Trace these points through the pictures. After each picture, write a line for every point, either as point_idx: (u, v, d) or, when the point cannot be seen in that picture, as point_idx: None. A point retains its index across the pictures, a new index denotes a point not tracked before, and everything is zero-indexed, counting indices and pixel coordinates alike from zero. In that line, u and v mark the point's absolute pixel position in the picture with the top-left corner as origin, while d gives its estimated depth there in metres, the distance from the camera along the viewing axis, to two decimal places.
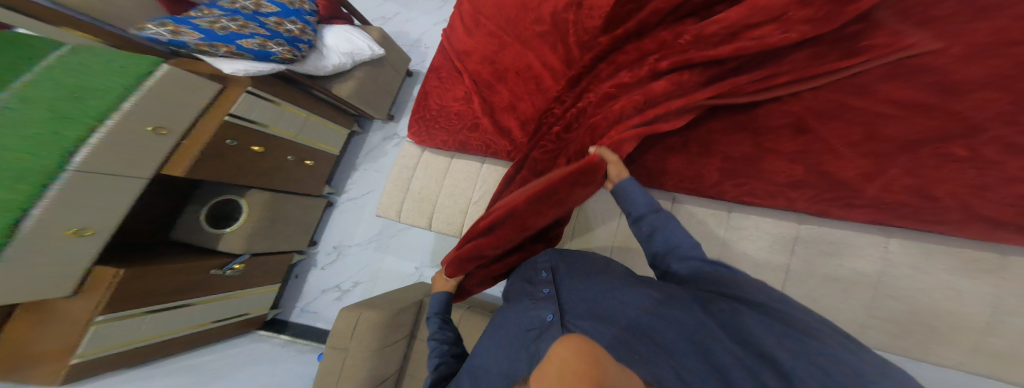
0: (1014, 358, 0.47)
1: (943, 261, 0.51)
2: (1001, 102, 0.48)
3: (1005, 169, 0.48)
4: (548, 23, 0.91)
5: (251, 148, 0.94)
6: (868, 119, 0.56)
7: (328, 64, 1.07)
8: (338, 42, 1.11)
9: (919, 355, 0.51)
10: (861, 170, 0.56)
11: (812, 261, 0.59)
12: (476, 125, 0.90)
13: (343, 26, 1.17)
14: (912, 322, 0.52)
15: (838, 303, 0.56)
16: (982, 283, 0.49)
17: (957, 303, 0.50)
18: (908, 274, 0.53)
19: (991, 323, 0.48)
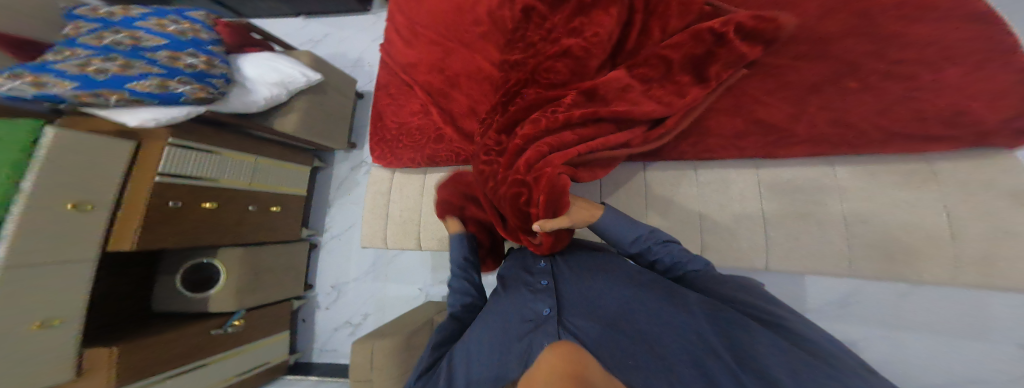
0: (993, 260, 0.52)
1: (885, 178, 0.60)
2: (865, 43, 0.62)
3: (891, 90, 0.59)
4: (488, 24, 0.94)
5: (203, 205, 0.88)
6: (779, 70, 0.66)
7: (258, 98, 1.00)
8: (261, 72, 1.03)
9: (908, 274, 0.57)
10: (786, 112, 0.65)
11: (782, 202, 0.66)
12: (440, 135, 0.89)
13: (264, 54, 1.10)
14: (889, 243, 0.58)
15: (818, 237, 0.63)
16: (929, 192, 0.57)
17: (920, 215, 0.56)
18: (866, 198, 0.60)
19: (954, 227, 0.55)
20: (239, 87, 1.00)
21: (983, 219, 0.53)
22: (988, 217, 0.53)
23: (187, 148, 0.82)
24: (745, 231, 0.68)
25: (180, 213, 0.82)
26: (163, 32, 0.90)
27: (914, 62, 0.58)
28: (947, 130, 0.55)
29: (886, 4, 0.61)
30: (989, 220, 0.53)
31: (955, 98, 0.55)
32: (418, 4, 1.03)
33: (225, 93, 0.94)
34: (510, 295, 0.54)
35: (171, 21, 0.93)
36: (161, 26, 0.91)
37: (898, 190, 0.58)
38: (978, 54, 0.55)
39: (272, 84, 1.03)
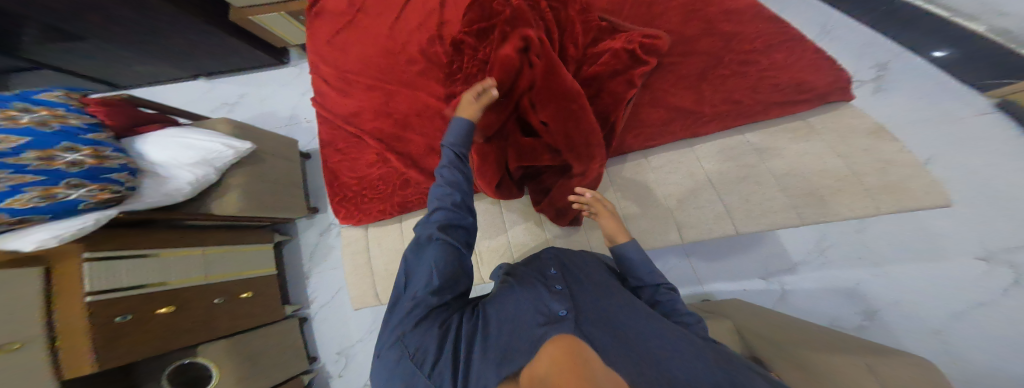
0: (893, 184, 0.70)
1: (781, 134, 0.82)
2: (717, 41, 0.88)
3: (750, 72, 0.84)
4: (422, 61, 0.99)
5: (159, 311, 0.83)
6: (671, 67, 0.89)
7: (182, 183, 0.88)
8: (173, 154, 0.90)
9: (845, 209, 0.72)
10: (691, 98, 0.86)
11: (724, 168, 0.84)
12: (406, 180, 0.92)
13: (167, 131, 0.95)
14: (804, 184, 0.77)
15: (763, 194, 0.79)
16: (813, 140, 0.79)
17: (816, 158, 0.78)
18: (777, 153, 0.81)
19: (846, 164, 0.75)
20: (153, 178, 0.87)
21: (858, 153, 0.75)
22: (861, 151, 0.75)
23: (110, 256, 0.74)
24: (706, 201, 0.84)
25: (132, 325, 0.76)
26: (14, 125, 0.68)
27: (752, 52, 0.86)
28: (797, 94, 0.80)
29: (717, 16, 0.91)
30: (862, 153, 0.75)
31: (790, 73, 0.82)
32: (344, 53, 1.03)
33: (136, 188, 0.83)
34: (528, 291, 0.59)
35: (21, 110, 0.71)
36: (9, 119, 0.68)
37: (794, 143, 0.80)
38: (784, 41, 0.86)
39: (192, 164, 0.90)
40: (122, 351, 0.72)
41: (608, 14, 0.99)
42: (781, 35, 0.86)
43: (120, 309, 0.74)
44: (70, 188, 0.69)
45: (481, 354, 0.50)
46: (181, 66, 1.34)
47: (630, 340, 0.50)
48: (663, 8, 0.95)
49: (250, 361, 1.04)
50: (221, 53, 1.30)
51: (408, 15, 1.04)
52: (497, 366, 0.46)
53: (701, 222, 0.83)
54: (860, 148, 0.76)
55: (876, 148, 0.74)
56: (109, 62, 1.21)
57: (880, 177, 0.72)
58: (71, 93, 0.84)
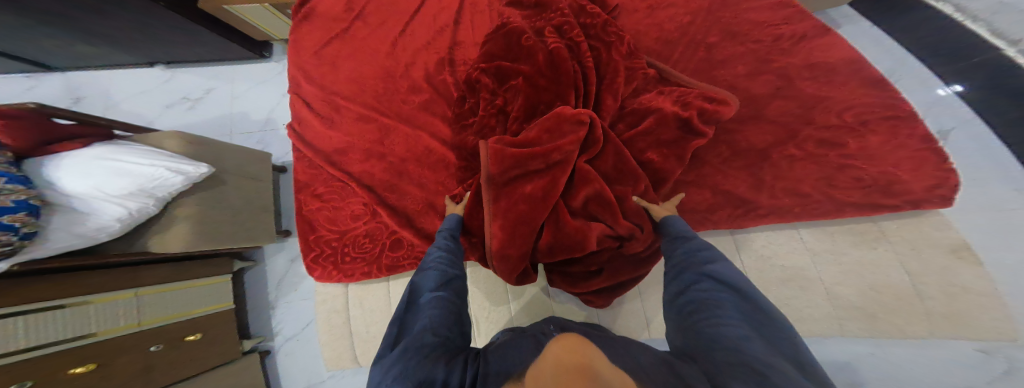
0: (967, 317, 0.59)
1: (841, 236, 0.68)
2: (792, 107, 0.72)
3: (831, 156, 0.67)
4: (428, 91, 0.82)
5: (78, 370, 0.66)
6: (728, 136, 0.73)
7: (107, 219, 0.71)
8: (95, 182, 0.71)
9: (898, 334, 0.60)
10: (748, 183, 0.69)
11: (766, 268, 0.70)
12: (398, 239, 0.76)
13: (95, 149, 0.76)
14: (863, 302, 0.64)
15: (806, 301, 0.66)
16: (881, 250, 0.66)
17: (883, 273, 0.65)
18: (832, 257, 0.68)
19: (915, 286, 0.62)
20: (67, 213, 0.70)
21: (928, 273, 0.63)
22: (933, 272, 0.63)
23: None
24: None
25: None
26: None
27: (838, 128, 0.69)
28: (888, 198, 0.63)
29: (799, 71, 0.74)
30: (933, 274, 0.63)
31: (884, 166, 0.65)
32: (332, 70, 0.84)
33: (42, 232, 0.65)
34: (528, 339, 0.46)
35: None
36: None
37: (859, 249, 0.67)
38: (884, 118, 0.68)
39: (124, 196, 0.72)
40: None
41: (653, 54, 0.81)
42: (882, 110, 0.69)
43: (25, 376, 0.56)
44: None
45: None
46: (129, 51, 1.11)
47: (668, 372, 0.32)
48: (727, 54, 0.78)
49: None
50: (179, 39, 1.06)
51: (415, 30, 0.85)
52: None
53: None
54: (935, 266, 0.63)
55: (951, 270, 0.62)
56: (31, 39, 0.97)
57: (950, 301, 0.60)
58: None
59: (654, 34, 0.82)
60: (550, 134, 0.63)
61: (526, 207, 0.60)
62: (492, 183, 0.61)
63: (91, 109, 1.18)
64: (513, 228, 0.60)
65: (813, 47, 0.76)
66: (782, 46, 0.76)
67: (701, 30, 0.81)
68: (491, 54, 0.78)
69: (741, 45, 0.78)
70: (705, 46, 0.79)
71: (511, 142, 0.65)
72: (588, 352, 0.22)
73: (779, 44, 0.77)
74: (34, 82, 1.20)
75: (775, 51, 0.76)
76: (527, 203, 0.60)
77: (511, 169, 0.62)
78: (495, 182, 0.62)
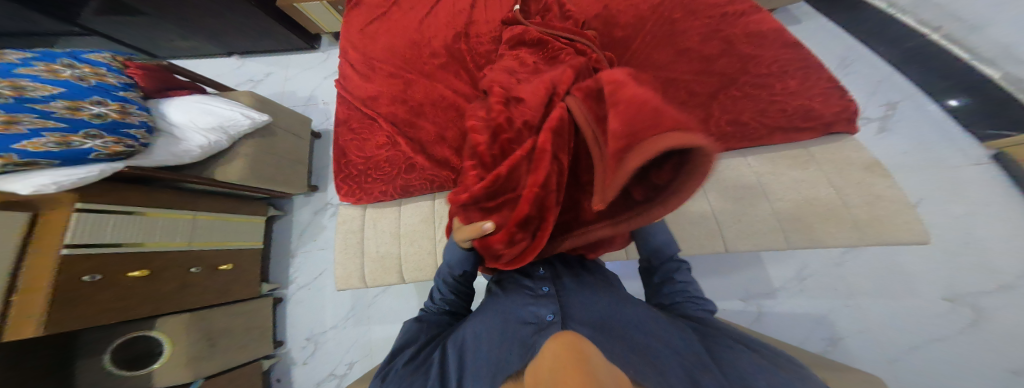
0: (883, 222, 0.69)
1: (782, 161, 0.79)
2: (734, 62, 0.87)
3: (762, 95, 0.81)
4: (445, 56, 1.02)
5: (130, 274, 0.82)
6: (686, 84, 0.88)
7: (192, 146, 0.89)
8: (192, 117, 0.92)
9: (824, 237, 0.72)
10: (698, 117, 0.83)
11: (718, 190, 0.82)
12: (411, 164, 0.90)
13: (193, 96, 0.98)
14: (797, 213, 0.75)
15: (751, 216, 0.78)
16: (813, 170, 0.77)
17: (813, 189, 0.75)
18: (773, 178, 0.79)
19: (838, 197, 0.73)
20: (164, 139, 0.88)
21: (851, 186, 0.73)
22: (854, 185, 0.73)
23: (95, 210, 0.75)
24: (699, 218, 0.81)
25: (97, 287, 0.74)
26: (56, 78, 0.74)
27: (767, 75, 0.83)
28: (804, 123, 0.78)
29: (740, 38, 0.91)
30: (856, 187, 0.73)
31: (801, 100, 0.79)
32: (373, 41, 1.07)
33: (148, 145, 0.83)
34: (512, 297, 0.58)
35: (64, 65, 0.77)
36: (52, 72, 0.74)
37: (793, 171, 0.78)
38: (800, 68, 0.83)
39: (207, 129, 0.92)
40: (86, 314, 0.71)
41: (628, 29, 0.99)
42: (797, 61, 0.84)
43: (89, 268, 0.73)
44: (86, 138, 0.71)
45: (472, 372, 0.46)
46: (213, 41, 1.40)
47: (648, 354, 0.42)
48: (686, 27, 0.96)
49: (208, 341, 0.99)
50: (254, 32, 1.35)
51: (438, 11, 1.07)
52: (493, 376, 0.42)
53: (694, 239, 0.81)
54: (854, 181, 0.73)
55: (868, 183, 0.72)
56: (148, 28, 1.27)
57: (868, 210, 0.71)
58: (115, 54, 0.90)
59: (632, 13, 1.01)
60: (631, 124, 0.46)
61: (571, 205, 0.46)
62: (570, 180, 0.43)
63: None
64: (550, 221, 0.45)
65: (752, 20, 0.93)
66: (728, 20, 0.94)
67: (667, 10, 0.99)
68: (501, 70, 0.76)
69: (698, 21, 0.96)
70: (666, 21, 0.98)
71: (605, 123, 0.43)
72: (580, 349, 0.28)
73: (725, 19, 0.95)
74: None
75: (722, 23, 0.94)
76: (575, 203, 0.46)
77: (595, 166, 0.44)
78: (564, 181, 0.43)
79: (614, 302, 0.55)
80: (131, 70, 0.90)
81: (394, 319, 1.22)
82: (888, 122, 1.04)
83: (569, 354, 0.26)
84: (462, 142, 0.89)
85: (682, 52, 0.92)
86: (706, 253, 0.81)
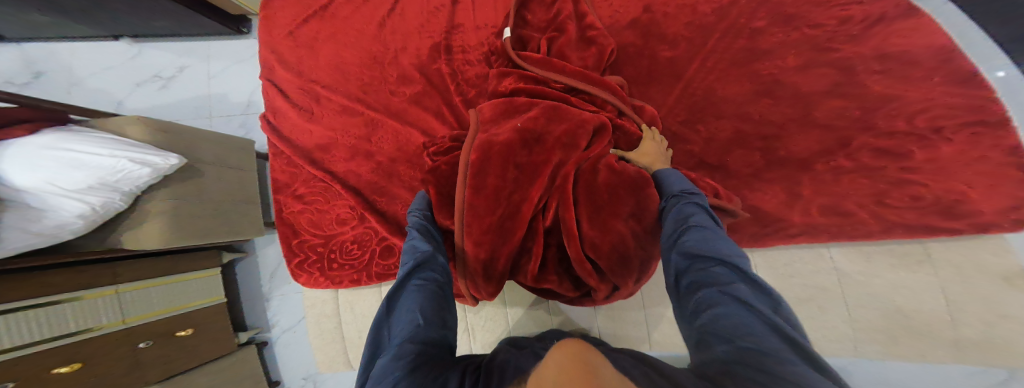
0: (1010, 354, 0.52)
1: (881, 259, 0.61)
2: (847, 110, 0.62)
3: (886, 168, 0.59)
4: (420, 82, 0.73)
5: (62, 368, 0.65)
6: (765, 143, 0.64)
7: (68, 216, 0.61)
8: (48, 175, 0.60)
9: (918, 359, 0.57)
10: (781, 197, 0.62)
11: (783, 288, 0.65)
12: (389, 246, 0.70)
13: (47, 135, 0.63)
14: (889, 328, 0.59)
15: (824, 324, 0.62)
16: (923, 275, 0.59)
17: (917, 299, 0.58)
18: (862, 279, 0.61)
19: (953, 316, 0.56)
20: (18, 210, 0.58)
21: (979, 305, 0.55)
22: (984, 303, 0.55)
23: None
24: None
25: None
26: None
27: (904, 135, 0.60)
28: (948, 221, 0.56)
29: (868, 63, 0.64)
30: (985, 307, 0.55)
31: (951, 182, 0.57)
32: (313, 54, 0.75)
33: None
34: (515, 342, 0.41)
35: None
36: None
37: (894, 273, 0.60)
38: (965, 124, 0.58)
39: (86, 190, 0.61)
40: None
41: (682, 44, 0.70)
42: (964, 113, 0.58)
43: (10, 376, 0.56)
44: None
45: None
46: (92, 24, 1.00)
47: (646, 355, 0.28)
48: (775, 43, 0.67)
49: None
50: (146, 15, 0.96)
51: (405, 6, 0.74)
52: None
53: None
54: (980, 295, 0.55)
55: (997, 299, 0.54)
56: None
57: (984, 331, 0.54)
58: None
59: (686, 19, 0.71)
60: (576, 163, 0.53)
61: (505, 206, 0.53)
62: (495, 168, 0.54)
63: (53, 87, 1.10)
64: (490, 200, 0.53)
65: (894, 30, 0.65)
66: (850, 32, 0.66)
67: (743, 14, 0.69)
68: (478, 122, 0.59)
69: (793, 33, 0.67)
70: (740, 35, 0.69)
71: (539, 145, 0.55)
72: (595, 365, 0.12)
73: (843, 30, 0.66)
74: None
75: (830, 42, 0.66)
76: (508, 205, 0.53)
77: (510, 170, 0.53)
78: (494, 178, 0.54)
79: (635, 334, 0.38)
80: None
81: None
82: None
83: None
84: None
85: (765, 91, 0.66)
86: None
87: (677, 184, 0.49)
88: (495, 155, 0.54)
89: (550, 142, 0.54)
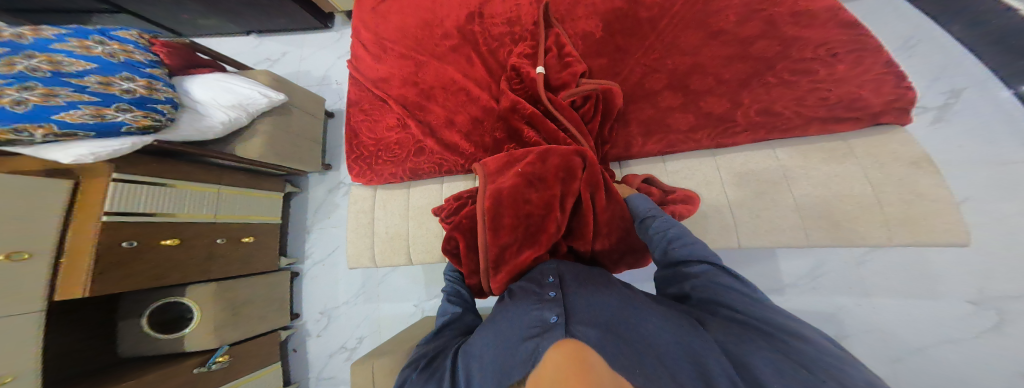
0: (924, 225, 0.64)
1: (815, 155, 0.75)
2: (772, 46, 0.81)
3: (801, 82, 0.76)
4: (457, 37, 1.00)
5: (162, 242, 0.86)
6: (713, 70, 0.83)
7: (213, 122, 0.92)
8: (212, 95, 0.95)
9: (848, 237, 0.69)
10: (726, 106, 0.80)
11: (739, 182, 0.79)
12: (421, 147, 0.91)
13: (213, 75, 1.02)
14: (827, 211, 0.71)
15: (774, 212, 0.75)
16: (849, 164, 0.71)
17: (848, 184, 0.71)
18: (802, 171, 0.75)
19: (876, 195, 0.68)
20: (189, 113, 0.92)
21: (895, 185, 0.67)
22: (900, 183, 0.67)
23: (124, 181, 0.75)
24: (715, 212, 0.80)
25: (134, 252, 0.79)
26: None
27: (810, 60, 0.77)
28: (849, 112, 0.72)
29: (784, 17, 0.83)
30: (902, 186, 0.67)
31: (847, 87, 0.73)
32: (385, 21, 1.05)
33: (174, 120, 0.87)
34: (521, 305, 0.53)
35: None
36: (105, 85, 0.76)
37: (827, 165, 0.73)
38: (853, 51, 0.76)
39: (228, 107, 0.96)
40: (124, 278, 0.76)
41: (655, 8, 0.93)
42: (850, 44, 0.76)
43: (128, 235, 0.77)
44: None
45: (480, 375, 0.45)
46: (237, 21, 1.43)
47: (654, 352, 0.40)
48: (721, 5, 0.89)
49: (233, 309, 1.06)
50: (271, 12, 1.36)
51: None
52: (497, 385, 0.41)
53: (706, 232, 0.79)
54: (895, 177, 0.68)
55: (910, 178, 0.66)
56: (178, 12, 1.33)
57: (905, 208, 0.66)
58: (142, 33, 0.95)
59: None
60: (574, 191, 0.70)
61: (527, 231, 0.68)
62: (512, 209, 0.70)
63: None
64: (516, 231, 0.68)
65: None
66: None
67: None
68: (493, 166, 0.76)
69: None
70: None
71: (541, 184, 0.70)
72: (582, 354, 0.36)
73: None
74: None
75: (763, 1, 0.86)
76: (530, 232, 0.68)
77: (524, 204, 0.69)
78: (514, 216, 0.69)
79: (625, 306, 0.49)
80: (157, 48, 0.95)
81: (402, 298, 1.28)
82: (949, 111, 0.90)
83: (573, 360, 0.34)
84: (471, 128, 0.89)
85: (716, 35, 0.86)
86: (718, 249, 0.80)
87: (644, 208, 0.67)
88: (506, 199, 0.70)
89: (550, 179, 0.70)
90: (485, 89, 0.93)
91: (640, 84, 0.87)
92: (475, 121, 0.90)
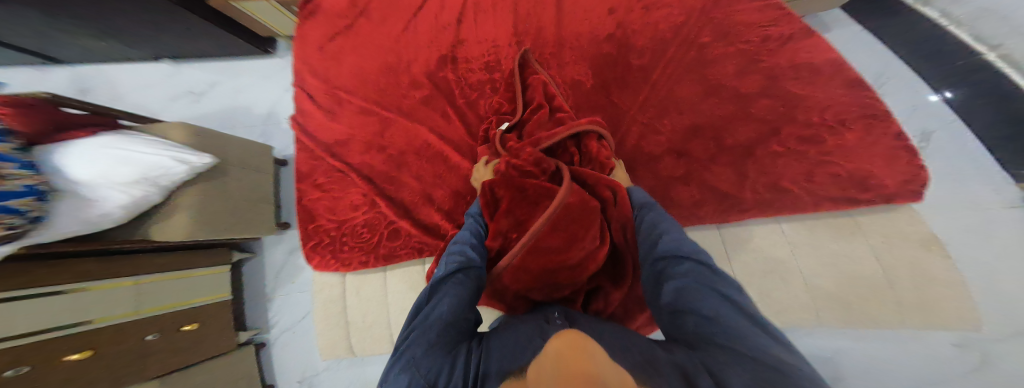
0: (940, 311, 0.64)
1: (823, 232, 0.72)
2: (775, 106, 0.75)
3: (810, 153, 0.71)
4: (427, 87, 0.84)
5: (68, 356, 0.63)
6: (716, 133, 0.75)
7: (110, 208, 0.62)
8: (100, 168, 0.61)
9: (869, 322, 0.65)
10: (732, 178, 0.73)
11: (749, 262, 0.73)
12: (395, 230, 0.77)
13: (104, 135, 0.67)
14: (848, 295, 0.68)
15: (786, 293, 0.70)
16: (859, 243, 0.70)
17: (861, 266, 0.69)
18: (817, 250, 0.71)
19: (890, 280, 0.67)
20: (71, 200, 0.60)
21: (907, 268, 0.67)
22: (909, 266, 0.67)
23: None
24: None
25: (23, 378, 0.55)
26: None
27: (817, 126, 0.72)
28: (864, 193, 0.68)
29: (785, 72, 0.77)
30: (913, 271, 0.66)
31: (859, 163, 0.69)
32: (335, 65, 0.87)
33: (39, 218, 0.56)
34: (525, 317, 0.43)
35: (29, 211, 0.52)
36: None
37: (837, 242, 0.71)
38: (862, 117, 0.72)
39: (126, 184, 0.62)
40: None
41: (646, 55, 0.82)
42: (855, 109, 0.73)
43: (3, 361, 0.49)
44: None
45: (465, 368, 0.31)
46: (140, 46, 1.14)
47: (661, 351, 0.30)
48: (717, 54, 0.80)
49: None
50: (187, 38, 1.09)
51: (418, 26, 0.88)
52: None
53: None
54: (907, 258, 0.67)
55: (921, 262, 0.67)
56: (55, 38, 1.03)
57: (917, 293, 0.65)
58: None
59: (650, 34, 0.84)
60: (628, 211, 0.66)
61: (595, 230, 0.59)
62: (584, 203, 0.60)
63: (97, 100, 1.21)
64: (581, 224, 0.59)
65: (800, 47, 0.78)
66: (769, 48, 0.79)
67: (693, 30, 0.83)
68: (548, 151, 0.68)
69: (731, 46, 0.80)
70: (691, 47, 0.81)
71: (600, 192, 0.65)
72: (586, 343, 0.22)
73: (765, 46, 0.79)
74: (41, 74, 1.22)
75: (763, 52, 0.79)
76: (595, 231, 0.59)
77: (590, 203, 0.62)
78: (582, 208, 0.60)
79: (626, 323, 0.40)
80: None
81: None
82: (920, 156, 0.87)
83: (575, 351, 0.20)
84: (454, 205, 0.76)
85: (720, 89, 0.78)
86: None
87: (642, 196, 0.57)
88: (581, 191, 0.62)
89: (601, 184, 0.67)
90: (466, 153, 0.79)
91: (638, 147, 0.78)
92: (457, 196, 0.77)
